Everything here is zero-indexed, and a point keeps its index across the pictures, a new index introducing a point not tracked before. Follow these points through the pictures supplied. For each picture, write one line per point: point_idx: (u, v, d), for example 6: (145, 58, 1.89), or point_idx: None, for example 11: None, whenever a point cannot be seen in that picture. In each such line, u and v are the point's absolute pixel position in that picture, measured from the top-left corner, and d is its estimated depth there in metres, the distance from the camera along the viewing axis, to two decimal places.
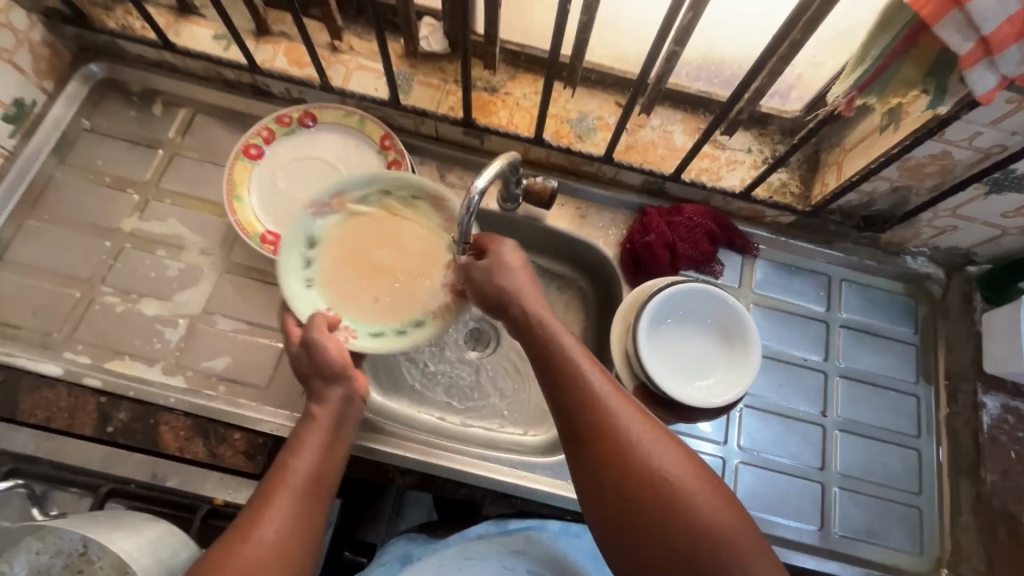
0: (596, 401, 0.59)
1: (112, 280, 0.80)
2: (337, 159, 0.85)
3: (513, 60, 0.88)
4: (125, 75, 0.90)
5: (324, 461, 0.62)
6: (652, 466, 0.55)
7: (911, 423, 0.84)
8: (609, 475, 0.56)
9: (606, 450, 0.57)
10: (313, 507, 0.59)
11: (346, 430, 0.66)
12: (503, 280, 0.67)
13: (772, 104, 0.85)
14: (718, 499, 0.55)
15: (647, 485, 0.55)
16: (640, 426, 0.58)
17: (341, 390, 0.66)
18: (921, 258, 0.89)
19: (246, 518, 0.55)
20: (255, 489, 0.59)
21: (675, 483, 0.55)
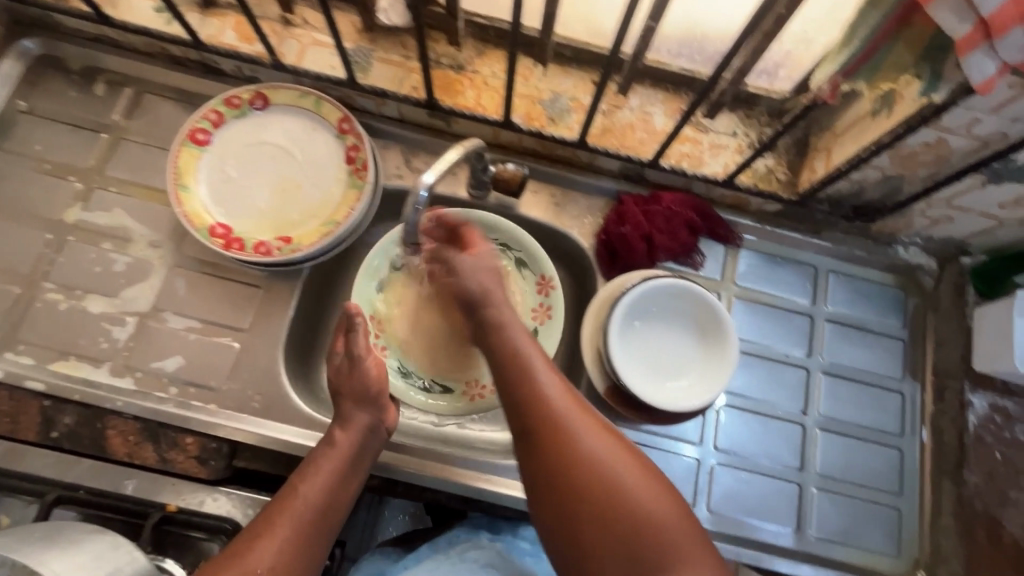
0: (542, 400, 0.58)
1: (55, 275, 0.75)
2: (292, 144, 0.79)
3: (481, 34, 0.82)
4: (62, 51, 0.83)
5: (333, 489, 0.63)
6: (599, 469, 0.55)
7: (895, 422, 0.81)
8: (550, 471, 0.56)
9: (548, 448, 0.57)
10: (313, 535, 0.60)
11: (361, 454, 0.66)
12: (476, 274, 0.66)
13: (759, 83, 0.78)
14: (657, 497, 0.55)
15: (586, 484, 0.55)
16: (589, 428, 0.58)
17: (368, 416, 0.67)
18: (913, 248, 0.85)
19: (244, 544, 0.57)
20: (261, 511, 0.60)
21: (613, 481, 0.55)
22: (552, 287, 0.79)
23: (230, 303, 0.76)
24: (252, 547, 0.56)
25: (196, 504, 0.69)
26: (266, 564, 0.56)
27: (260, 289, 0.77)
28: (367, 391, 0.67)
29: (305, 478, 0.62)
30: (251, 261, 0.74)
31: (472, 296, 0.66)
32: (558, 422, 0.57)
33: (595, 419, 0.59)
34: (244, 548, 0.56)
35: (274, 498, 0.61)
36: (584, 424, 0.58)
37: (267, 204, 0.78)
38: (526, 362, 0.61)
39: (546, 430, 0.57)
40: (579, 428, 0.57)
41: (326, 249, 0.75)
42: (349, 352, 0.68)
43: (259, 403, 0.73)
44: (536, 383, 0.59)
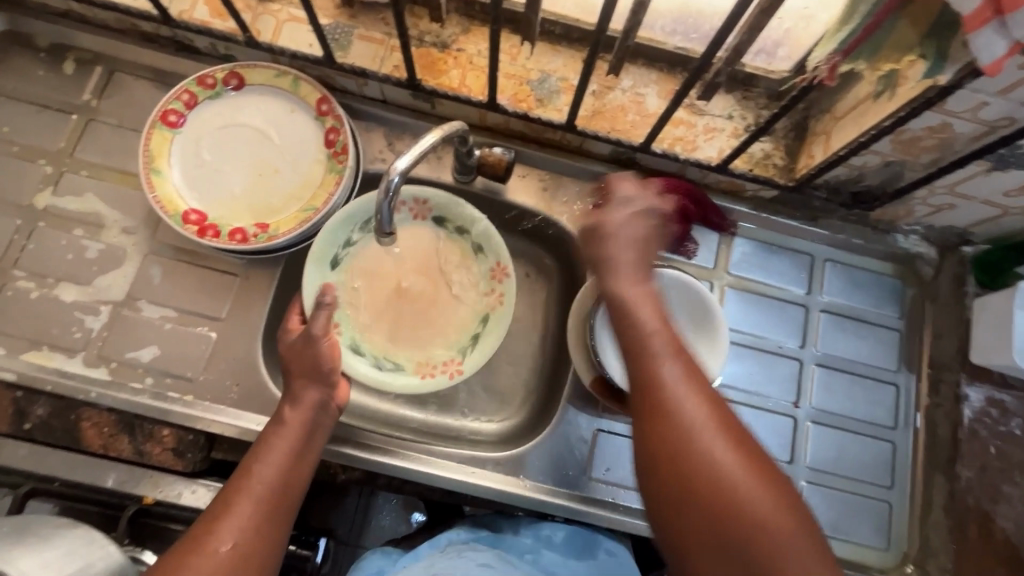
0: (654, 378, 0.50)
1: (25, 263, 0.73)
2: (269, 126, 0.76)
3: (467, 10, 0.78)
4: (29, 26, 0.79)
5: (290, 468, 0.60)
6: (720, 474, 0.46)
7: (889, 415, 0.79)
8: (653, 458, 0.48)
9: (655, 432, 0.48)
10: (276, 517, 0.58)
11: (314, 429, 0.63)
12: (601, 247, 0.56)
13: (757, 63, 0.75)
14: (778, 505, 0.45)
15: (693, 479, 0.46)
16: (712, 426, 0.48)
17: (318, 393, 0.64)
18: (913, 236, 0.82)
19: (202, 527, 0.55)
20: (217, 495, 0.58)
21: (725, 479, 0.46)
22: (506, 271, 0.75)
23: (207, 292, 0.74)
24: (212, 531, 0.55)
25: (173, 496, 0.68)
26: (227, 544, 0.54)
27: (237, 277, 0.75)
28: (319, 368, 0.64)
29: (257, 458, 0.60)
30: (226, 249, 0.71)
31: (609, 253, 0.55)
32: (668, 403, 0.48)
33: (715, 406, 0.49)
34: (204, 532, 0.55)
35: (229, 481, 0.59)
36: (698, 410, 0.48)
37: (243, 189, 0.76)
38: (646, 329, 0.52)
39: (655, 410, 0.49)
40: (690, 414, 0.48)
41: (304, 236, 0.73)
42: (305, 331, 0.64)
43: (238, 393, 0.72)
44: (654, 359, 0.50)
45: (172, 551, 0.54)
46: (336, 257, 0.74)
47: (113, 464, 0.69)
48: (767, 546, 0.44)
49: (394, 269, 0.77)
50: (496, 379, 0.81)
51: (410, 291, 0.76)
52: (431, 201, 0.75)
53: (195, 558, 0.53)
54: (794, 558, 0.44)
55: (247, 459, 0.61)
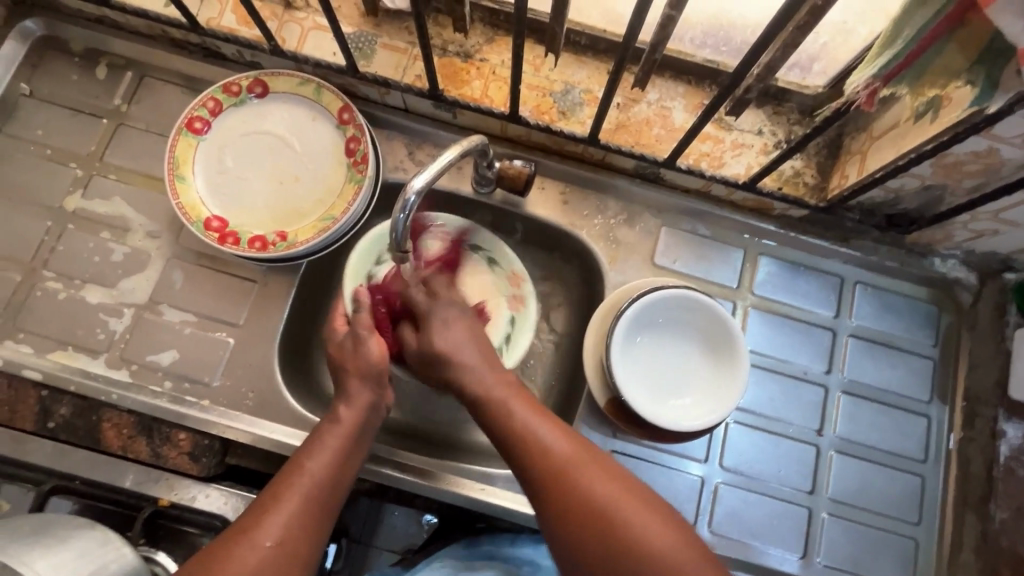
0: (539, 451, 0.56)
1: (55, 264, 0.75)
2: (292, 135, 0.77)
3: (492, 20, 0.77)
4: (66, 32, 0.80)
5: (338, 465, 0.60)
6: (598, 502, 0.53)
7: (919, 447, 0.76)
8: (558, 518, 0.54)
9: (560, 502, 0.54)
10: (321, 514, 0.57)
11: (364, 428, 0.63)
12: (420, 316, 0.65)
13: (791, 77, 0.72)
14: (683, 551, 0.52)
15: (605, 538, 0.52)
16: (580, 458, 0.56)
17: (370, 394, 0.64)
18: (951, 261, 0.78)
19: (251, 519, 0.54)
20: (265, 486, 0.57)
21: (632, 535, 0.52)
22: (523, 282, 0.78)
23: (226, 298, 0.75)
24: (259, 524, 0.54)
25: (188, 500, 0.69)
26: (272, 538, 0.53)
27: (256, 284, 0.76)
28: (371, 367, 0.64)
29: (310, 452, 0.59)
30: (246, 257, 0.72)
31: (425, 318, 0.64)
32: (564, 471, 0.55)
33: (597, 457, 0.57)
34: (251, 524, 0.54)
35: (278, 474, 0.58)
36: (587, 469, 0.55)
37: (264, 196, 0.76)
38: (501, 407, 0.59)
39: (552, 483, 0.55)
40: (583, 474, 0.55)
41: (322, 246, 0.73)
42: (340, 344, 0.66)
43: (253, 400, 0.72)
44: (531, 431, 0.57)
45: (219, 541, 0.53)
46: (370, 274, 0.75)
47: (132, 465, 0.70)
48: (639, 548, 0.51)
49: None
50: None
51: None
52: (450, 224, 0.77)
53: (240, 554, 0.52)
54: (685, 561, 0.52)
55: (299, 455, 0.60)
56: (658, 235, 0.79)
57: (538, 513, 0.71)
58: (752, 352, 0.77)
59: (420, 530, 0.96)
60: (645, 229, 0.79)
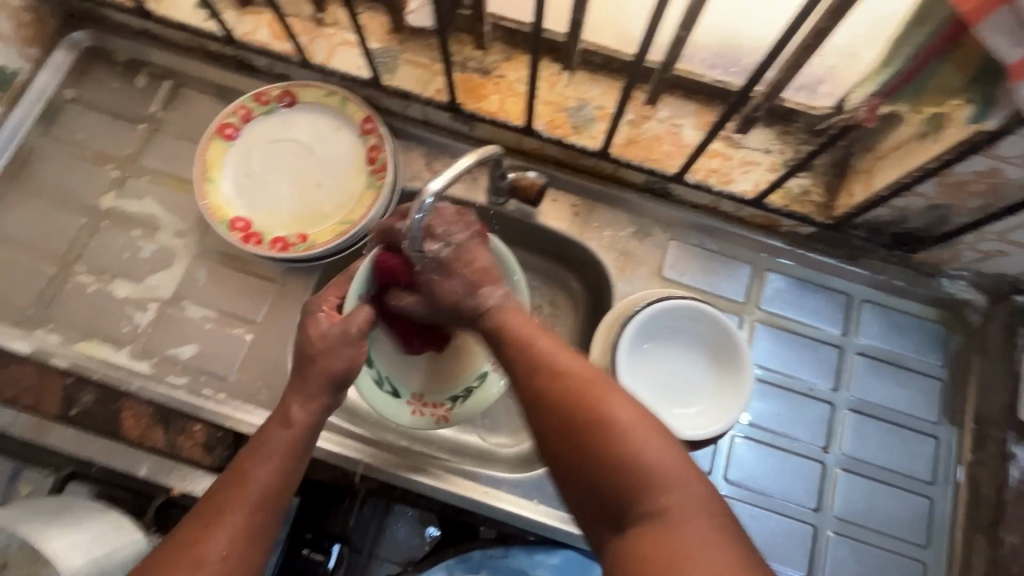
0: (532, 362, 0.56)
1: (87, 259, 0.78)
2: (316, 143, 0.80)
3: (511, 39, 0.80)
4: (109, 43, 0.86)
5: (284, 474, 0.58)
6: (582, 406, 0.52)
7: (927, 469, 0.75)
8: (540, 420, 0.54)
9: (546, 409, 0.53)
10: (268, 522, 0.56)
11: (317, 427, 0.62)
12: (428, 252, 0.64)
13: (799, 98, 0.74)
14: (668, 462, 0.49)
15: (585, 440, 0.51)
16: (569, 365, 0.55)
17: (324, 399, 0.62)
18: (960, 282, 0.78)
19: (191, 536, 0.53)
20: (207, 493, 0.56)
21: (615, 441, 0.50)
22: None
23: (246, 295, 0.78)
24: (205, 537, 0.53)
25: (199, 490, 0.71)
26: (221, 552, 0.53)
27: (276, 283, 0.78)
28: (337, 372, 0.62)
29: (255, 455, 0.58)
30: (268, 256, 0.75)
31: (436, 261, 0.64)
32: (555, 382, 0.54)
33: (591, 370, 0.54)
34: (196, 539, 0.53)
35: (223, 480, 0.57)
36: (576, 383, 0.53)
37: (287, 199, 0.79)
38: (508, 330, 0.60)
39: (540, 387, 0.55)
40: (570, 386, 0.53)
41: (340, 248, 0.76)
42: None
43: (267, 395, 0.74)
44: (528, 349, 0.58)
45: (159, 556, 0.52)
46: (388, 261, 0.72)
47: (146, 455, 0.72)
48: (617, 455, 0.49)
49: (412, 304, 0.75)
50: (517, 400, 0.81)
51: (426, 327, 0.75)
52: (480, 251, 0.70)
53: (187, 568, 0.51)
54: (672, 481, 0.48)
55: (242, 460, 0.59)
56: (666, 248, 0.80)
57: (540, 519, 0.72)
58: (758, 367, 0.78)
59: (422, 543, 0.95)
60: (654, 242, 0.81)
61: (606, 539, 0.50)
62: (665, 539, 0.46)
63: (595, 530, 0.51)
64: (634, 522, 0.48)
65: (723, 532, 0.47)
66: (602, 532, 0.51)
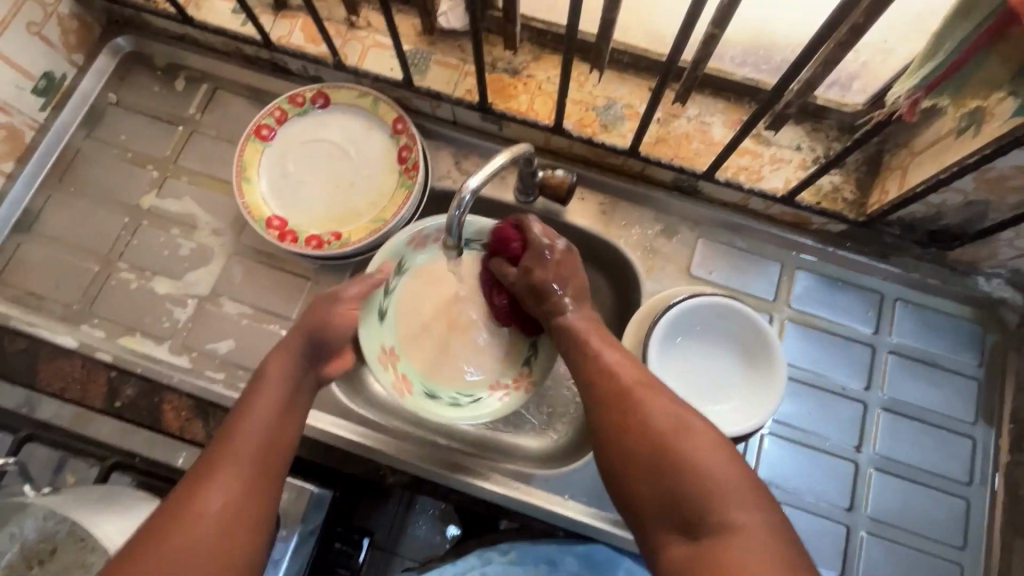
0: (605, 372, 0.60)
1: (128, 256, 0.81)
2: (349, 142, 0.82)
3: (539, 39, 0.81)
4: (150, 48, 0.89)
5: (276, 424, 0.60)
6: (649, 419, 0.55)
7: (963, 469, 0.74)
8: (608, 427, 0.57)
9: (615, 416, 0.57)
10: (266, 473, 0.57)
11: (303, 379, 0.65)
12: (530, 240, 0.70)
13: (830, 95, 0.74)
14: (735, 477, 0.51)
15: (652, 452, 0.53)
16: (634, 380, 0.59)
17: (307, 347, 0.66)
18: (996, 280, 0.77)
19: (188, 488, 0.54)
20: (201, 456, 0.57)
21: (682, 454, 0.52)
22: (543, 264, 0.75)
23: (281, 293, 0.80)
24: (199, 494, 0.53)
25: None
26: (220, 501, 0.53)
27: (309, 281, 0.80)
28: (331, 330, 0.68)
29: (242, 417, 0.59)
30: (302, 254, 0.76)
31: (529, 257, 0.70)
32: (622, 393, 0.58)
33: (661, 388, 0.58)
34: (191, 494, 0.53)
35: (215, 439, 0.58)
36: (649, 395, 0.57)
37: (321, 198, 0.81)
38: (580, 334, 0.66)
39: (609, 396, 0.58)
40: (644, 397, 0.57)
41: (372, 246, 0.77)
42: None
43: None
44: (598, 357, 0.62)
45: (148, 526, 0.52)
46: (383, 310, 0.76)
47: (186, 445, 0.74)
48: (684, 467, 0.51)
49: (439, 307, 0.78)
50: (545, 398, 0.82)
51: (459, 319, 0.79)
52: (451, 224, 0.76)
53: (187, 518, 0.52)
54: (739, 496, 0.50)
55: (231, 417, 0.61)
56: (695, 246, 0.81)
57: (570, 514, 0.73)
58: (788, 365, 0.77)
59: (443, 542, 0.97)
60: (682, 241, 0.81)
61: (671, 549, 0.51)
62: (736, 551, 0.47)
63: (659, 539, 0.52)
64: (706, 534, 0.49)
65: (796, 556, 0.47)
66: (668, 541, 0.51)
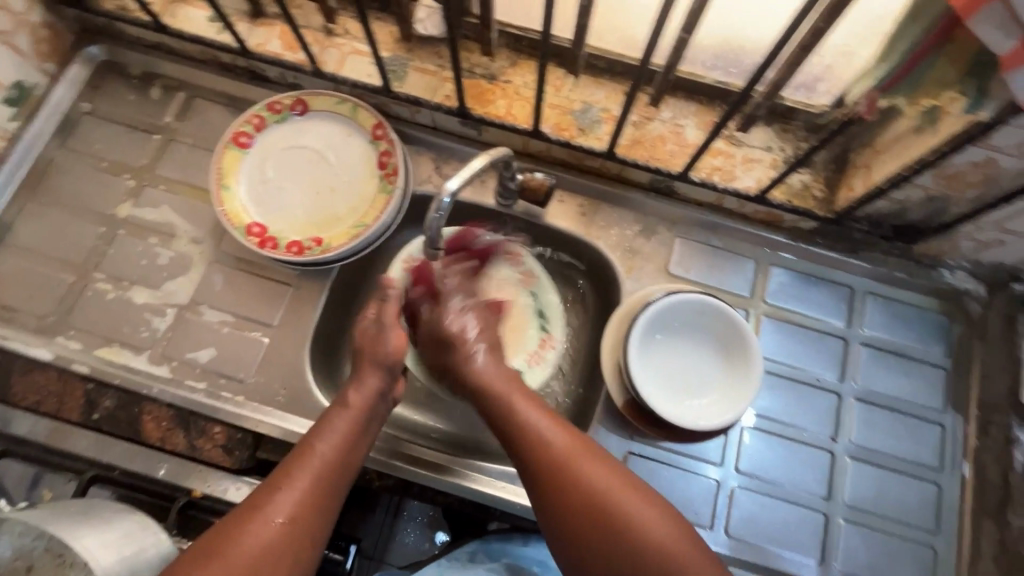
0: (541, 440, 0.60)
1: (105, 266, 0.80)
2: (328, 148, 0.82)
3: (515, 45, 0.83)
4: (124, 57, 0.88)
5: (346, 448, 0.62)
6: (592, 491, 0.57)
7: (934, 455, 0.77)
8: (554, 503, 0.58)
9: (557, 492, 0.58)
10: (329, 492, 0.59)
11: (374, 410, 0.65)
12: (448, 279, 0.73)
13: (797, 97, 0.76)
14: (683, 542, 0.55)
15: (601, 526, 0.56)
16: (574, 448, 0.60)
17: (378, 381, 0.66)
18: (959, 272, 0.80)
19: (258, 500, 0.56)
20: (276, 467, 0.60)
21: (630, 526, 0.55)
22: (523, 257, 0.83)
23: (262, 300, 0.79)
24: (271, 501, 0.56)
25: (220, 492, 0.73)
26: (283, 515, 0.56)
27: (291, 287, 0.80)
28: (387, 357, 0.66)
29: (312, 442, 0.61)
30: (284, 261, 0.76)
31: (443, 302, 0.71)
32: (563, 466, 0.59)
33: (599, 454, 0.60)
34: (261, 500, 0.56)
35: (290, 454, 0.61)
36: (590, 461, 0.59)
37: (301, 204, 0.81)
38: (497, 395, 0.65)
39: (549, 470, 0.59)
40: (585, 467, 0.58)
41: (354, 251, 0.78)
42: (379, 318, 0.68)
43: (285, 396, 0.76)
44: (523, 421, 0.62)
45: (225, 521, 0.55)
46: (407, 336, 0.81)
47: (167, 456, 0.73)
48: (634, 537, 0.55)
49: None
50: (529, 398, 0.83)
51: None
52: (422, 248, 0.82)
53: (251, 526, 0.54)
54: (689, 557, 0.54)
55: (305, 439, 0.62)
56: (673, 246, 0.82)
57: None
58: (766, 360, 0.79)
59: (432, 547, 0.95)
60: (661, 240, 0.82)
61: None
62: None
63: None
64: None
65: None
66: None
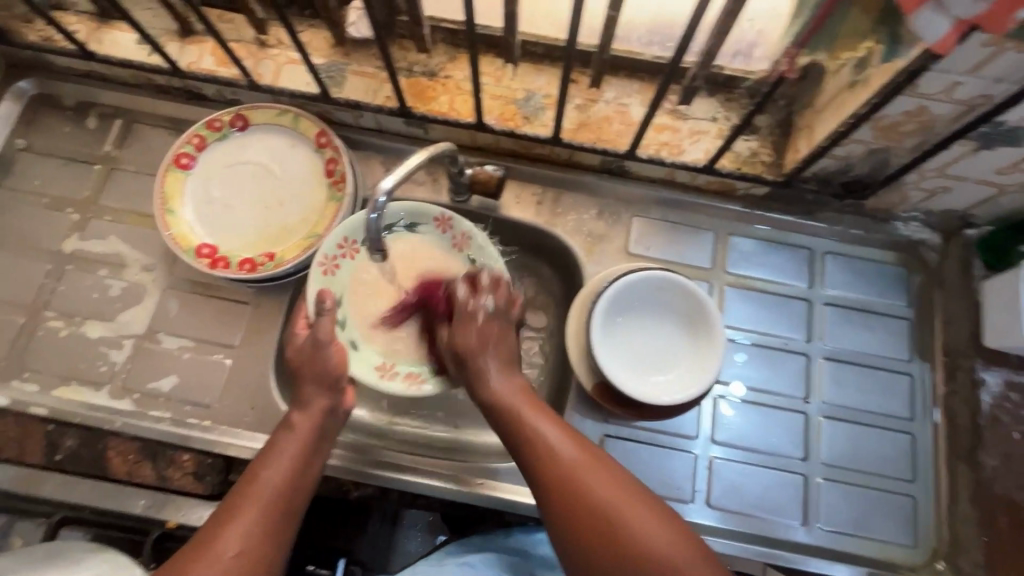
0: (548, 454, 0.59)
1: (55, 304, 0.78)
2: (273, 161, 0.81)
3: (452, 39, 0.81)
4: (56, 88, 0.86)
5: (297, 471, 0.60)
6: (600, 505, 0.55)
7: (905, 406, 0.77)
8: (563, 518, 0.56)
9: (565, 508, 0.56)
10: (285, 518, 0.58)
11: (325, 430, 0.64)
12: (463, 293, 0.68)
13: (736, 66, 0.76)
14: (691, 554, 0.54)
15: (609, 543, 0.54)
16: (581, 461, 0.58)
17: (325, 401, 0.64)
18: (913, 223, 0.81)
19: (209, 535, 0.55)
20: (225, 497, 0.58)
21: (637, 539, 0.54)
22: (451, 220, 0.76)
23: (220, 321, 0.78)
24: (219, 535, 0.55)
25: (196, 520, 0.71)
26: (234, 548, 0.54)
27: (249, 305, 0.79)
28: (329, 373, 0.64)
29: (260, 469, 0.59)
30: (237, 279, 0.75)
31: (455, 320, 0.66)
32: (572, 479, 0.57)
33: (609, 465, 0.59)
34: (211, 537, 0.55)
35: (239, 485, 0.59)
36: (596, 471, 0.58)
37: (251, 220, 0.80)
38: (512, 408, 0.62)
39: (557, 485, 0.57)
40: (592, 481, 0.57)
41: (309, 262, 0.77)
42: (312, 334, 0.66)
43: (252, 416, 0.74)
44: (535, 429, 0.60)
45: (184, 551, 0.55)
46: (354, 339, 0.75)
47: (140, 490, 0.72)
48: (640, 549, 0.54)
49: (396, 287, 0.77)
50: None
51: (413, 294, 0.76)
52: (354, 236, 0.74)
53: (202, 563, 0.53)
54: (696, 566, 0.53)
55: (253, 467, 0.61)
56: (630, 225, 0.82)
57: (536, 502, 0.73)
58: (734, 329, 0.80)
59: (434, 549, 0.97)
60: (619, 221, 0.82)
61: None
62: None
63: None
64: None
65: None
66: None
